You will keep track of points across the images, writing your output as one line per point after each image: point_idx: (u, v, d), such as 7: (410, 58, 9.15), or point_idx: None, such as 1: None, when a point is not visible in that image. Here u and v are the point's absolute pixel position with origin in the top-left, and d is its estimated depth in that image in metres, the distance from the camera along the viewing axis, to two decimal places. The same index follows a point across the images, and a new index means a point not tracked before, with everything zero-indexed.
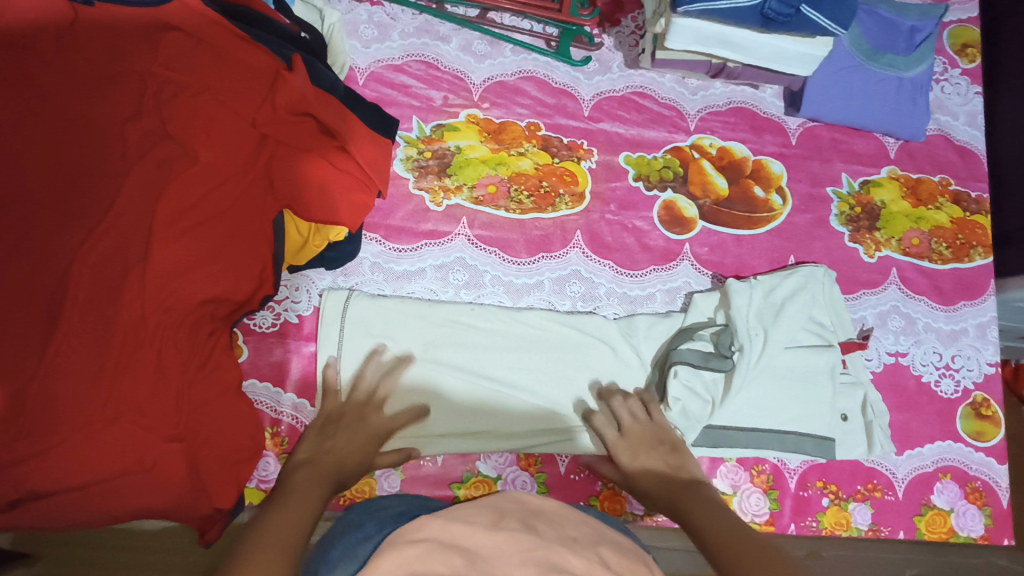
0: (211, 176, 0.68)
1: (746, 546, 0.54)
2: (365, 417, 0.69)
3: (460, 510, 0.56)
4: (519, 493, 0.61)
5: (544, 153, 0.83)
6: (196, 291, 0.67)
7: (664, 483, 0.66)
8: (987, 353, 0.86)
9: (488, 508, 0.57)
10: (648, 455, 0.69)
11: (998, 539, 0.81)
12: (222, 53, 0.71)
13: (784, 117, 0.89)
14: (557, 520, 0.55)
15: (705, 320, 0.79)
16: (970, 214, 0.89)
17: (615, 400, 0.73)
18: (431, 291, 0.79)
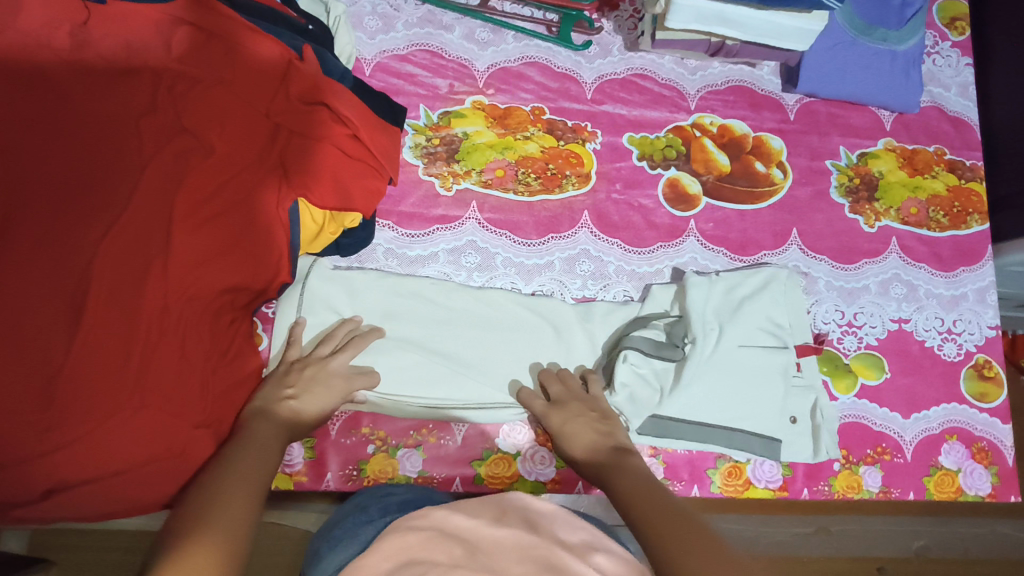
0: (227, 167, 0.69)
1: (668, 517, 0.54)
2: (314, 378, 0.69)
3: (464, 504, 0.62)
4: (522, 494, 0.64)
5: (549, 136, 0.85)
6: (218, 280, 0.68)
7: (593, 453, 0.66)
8: (988, 317, 0.88)
9: (489, 501, 0.63)
10: (577, 426, 0.69)
11: (1006, 496, 0.83)
12: (231, 46, 0.72)
13: (782, 94, 0.91)
14: (553, 514, 0.60)
15: (662, 312, 0.81)
16: (966, 182, 0.91)
17: (547, 378, 0.74)
18: (444, 275, 0.80)
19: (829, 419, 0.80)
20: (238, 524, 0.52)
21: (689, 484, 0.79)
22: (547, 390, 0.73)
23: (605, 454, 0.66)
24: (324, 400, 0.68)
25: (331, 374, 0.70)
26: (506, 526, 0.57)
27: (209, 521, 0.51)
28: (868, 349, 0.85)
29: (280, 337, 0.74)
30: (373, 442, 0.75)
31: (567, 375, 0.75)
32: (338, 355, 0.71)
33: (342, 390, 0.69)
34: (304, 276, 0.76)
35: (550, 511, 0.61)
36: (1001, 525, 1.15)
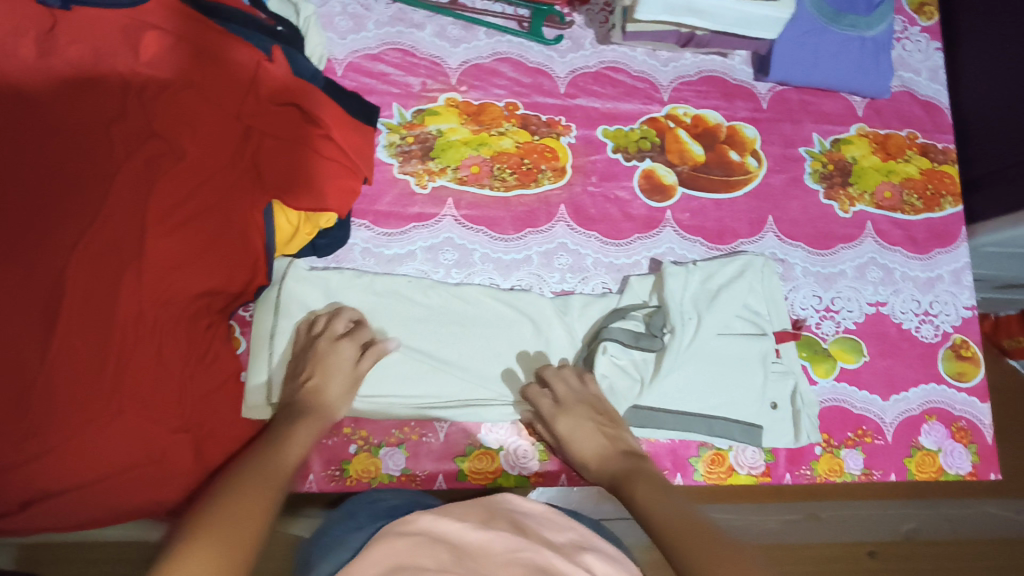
0: (197, 171, 0.69)
1: (689, 526, 0.55)
2: (326, 371, 0.69)
3: (452, 509, 0.61)
4: (509, 496, 0.64)
5: (523, 131, 0.85)
6: (193, 285, 0.67)
7: (606, 461, 0.67)
8: (964, 298, 0.89)
9: (479, 507, 0.62)
10: (588, 432, 0.70)
11: (986, 474, 0.84)
12: (198, 47, 0.72)
13: (754, 83, 0.92)
14: (542, 520, 0.60)
15: (640, 302, 0.81)
16: (938, 165, 0.92)
17: (547, 374, 0.74)
18: (422, 273, 0.80)
19: (806, 403, 0.81)
20: (253, 523, 0.50)
21: (673, 472, 0.80)
22: (556, 391, 0.73)
23: (619, 460, 0.67)
24: (335, 391, 0.69)
25: (340, 361, 0.70)
26: (497, 530, 0.56)
27: (216, 519, 0.49)
28: (846, 333, 0.86)
29: (263, 343, 0.74)
30: (356, 442, 0.75)
31: (564, 371, 0.74)
32: (342, 340, 0.71)
33: (357, 372, 0.71)
34: (281, 277, 0.76)
35: (542, 517, 0.61)
36: (986, 505, 1.21)
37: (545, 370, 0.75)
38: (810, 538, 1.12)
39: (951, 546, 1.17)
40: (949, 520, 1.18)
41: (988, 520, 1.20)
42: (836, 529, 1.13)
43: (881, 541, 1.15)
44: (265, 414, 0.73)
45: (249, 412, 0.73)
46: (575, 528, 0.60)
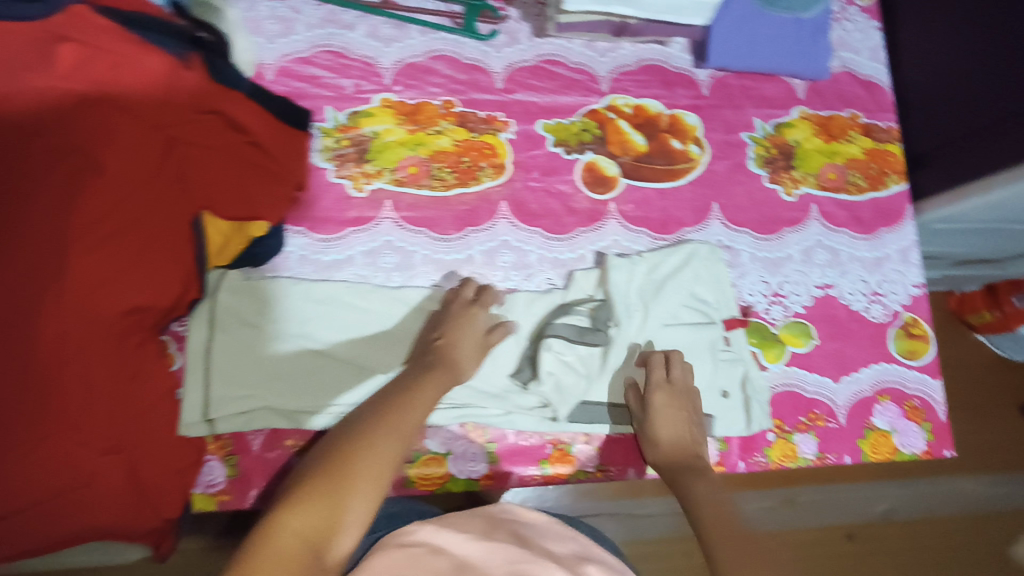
0: (119, 184, 0.65)
1: (741, 540, 0.64)
2: (463, 340, 0.73)
3: (454, 519, 0.63)
4: (515, 507, 0.68)
5: (461, 129, 0.84)
6: (120, 302, 0.64)
7: (673, 450, 0.74)
8: (912, 276, 0.89)
9: (479, 517, 0.64)
10: (674, 415, 0.75)
11: (940, 451, 0.84)
12: (105, 54, 0.68)
13: (694, 70, 0.91)
14: (540, 533, 0.62)
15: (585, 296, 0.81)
16: (881, 144, 0.92)
17: (673, 357, 0.78)
18: (362, 277, 0.79)
19: (758, 391, 0.81)
20: (380, 481, 0.56)
21: (625, 468, 0.79)
22: (670, 369, 0.77)
23: (684, 456, 0.74)
24: (472, 360, 0.73)
25: (474, 330, 0.74)
26: (496, 540, 0.58)
27: (355, 465, 0.55)
28: (795, 317, 0.86)
29: (198, 361, 0.74)
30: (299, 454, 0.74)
31: (677, 357, 0.78)
32: (479, 310, 0.75)
33: (487, 341, 0.74)
34: (215, 288, 0.75)
35: (542, 529, 0.64)
36: (962, 481, 1.24)
37: (672, 353, 0.79)
38: (787, 523, 1.16)
39: (928, 523, 1.20)
40: (924, 496, 1.21)
41: (961, 495, 1.23)
42: (813, 513, 1.17)
43: (858, 522, 1.18)
44: (204, 430, 0.73)
45: (187, 429, 0.72)
46: (574, 541, 0.63)
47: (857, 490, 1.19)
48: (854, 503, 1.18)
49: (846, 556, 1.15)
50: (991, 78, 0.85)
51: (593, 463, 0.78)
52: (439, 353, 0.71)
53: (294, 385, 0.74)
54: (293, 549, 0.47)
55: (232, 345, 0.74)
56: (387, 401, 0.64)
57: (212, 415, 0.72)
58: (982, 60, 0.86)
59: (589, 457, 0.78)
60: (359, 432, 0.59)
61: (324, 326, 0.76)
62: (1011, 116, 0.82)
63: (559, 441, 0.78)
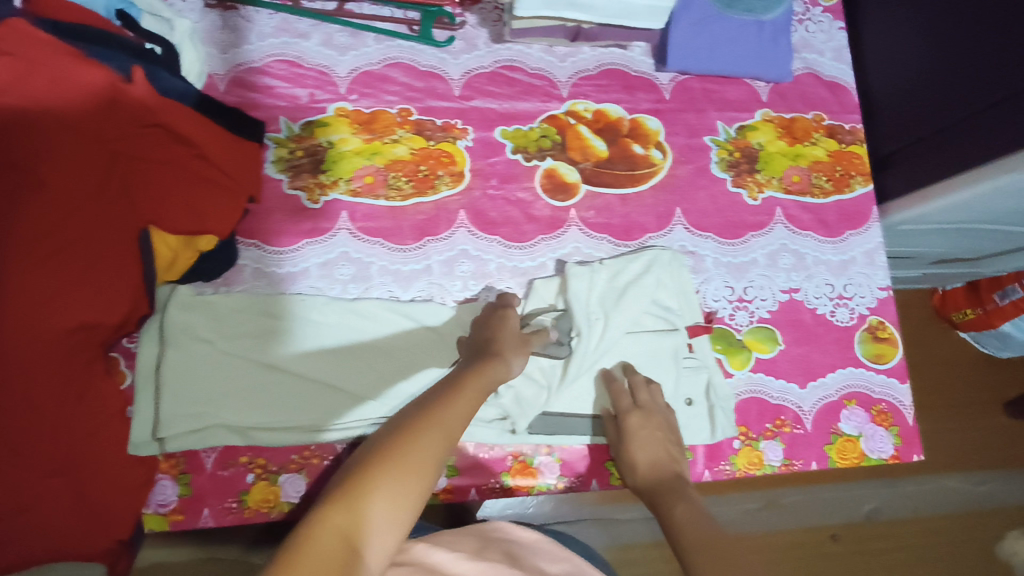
0: (60, 198, 0.62)
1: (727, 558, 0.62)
2: (508, 340, 0.70)
3: (445, 539, 0.62)
4: (501, 524, 0.67)
5: (418, 137, 0.82)
6: (64, 321, 0.62)
7: (654, 472, 0.72)
8: (879, 278, 0.88)
9: (470, 536, 0.64)
10: (647, 437, 0.74)
11: (909, 456, 0.83)
12: (37, 63, 0.63)
13: (656, 74, 0.90)
14: (532, 551, 0.62)
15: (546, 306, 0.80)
16: (846, 145, 0.91)
17: (634, 377, 0.77)
18: (318, 290, 0.78)
19: (723, 399, 0.79)
20: (421, 477, 0.54)
21: (588, 478, 0.78)
22: (635, 392, 0.76)
23: (664, 477, 0.72)
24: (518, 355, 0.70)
25: (514, 330, 0.72)
26: (489, 561, 0.57)
27: (400, 460, 0.53)
28: (761, 322, 0.85)
29: (149, 379, 0.72)
30: (253, 470, 0.73)
31: (637, 377, 0.77)
32: (513, 311, 0.74)
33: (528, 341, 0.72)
34: (163, 303, 0.74)
35: (533, 547, 0.63)
36: (946, 479, 1.24)
37: (630, 372, 0.77)
38: (772, 525, 1.15)
39: (914, 523, 1.19)
40: (909, 496, 1.21)
41: (946, 494, 1.22)
42: (797, 514, 1.16)
43: (843, 523, 1.17)
44: (154, 449, 0.71)
45: (137, 449, 0.70)
46: (566, 558, 0.62)
47: (843, 491, 1.18)
48: (839, 504, 1.17)
49: (834, 557, 1.14)
50: (951, 80, 0.84)
51: (556, 475, 0.77)
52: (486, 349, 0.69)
53: (248, 401, 0.72)
54: (331, 552, 0.46)
55: (183, 362, 0.72)
56: (438, 393, 0.62)
57: (161, 434, 0.69)
58: (943, 61, 0.85)
59: (552, 469, 0.77)
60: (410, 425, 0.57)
61: (276, 341, 0.74)
62: (972, 118, 0.81)
63: (520, 453, 0.77)
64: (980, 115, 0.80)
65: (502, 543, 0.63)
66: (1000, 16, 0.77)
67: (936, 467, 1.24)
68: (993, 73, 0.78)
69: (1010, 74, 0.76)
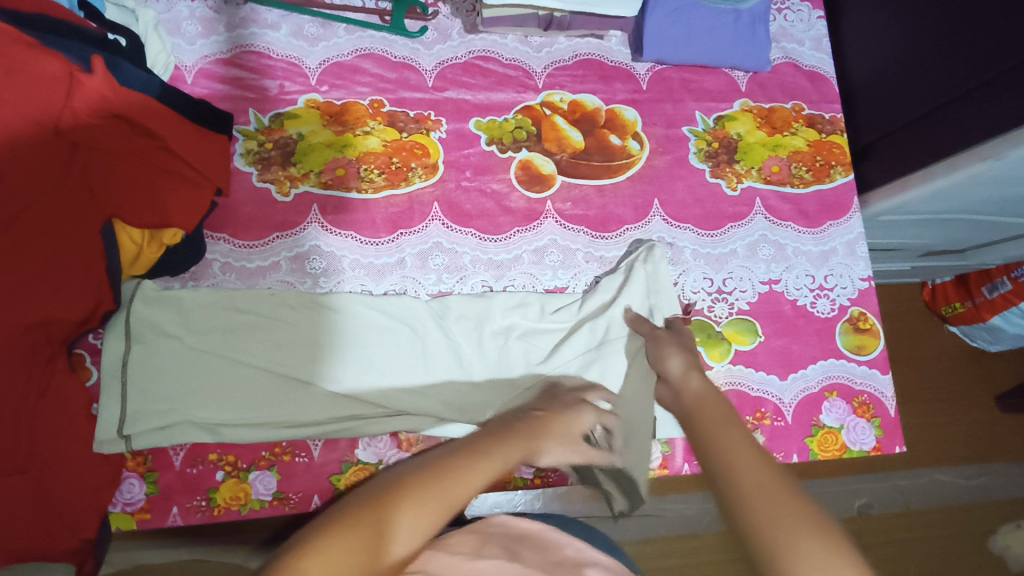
0: (19, 197, 0.62)
1: (772, 483, 0.51)
2: (559, 430, 0.65)
3: (447, 540, 0.58)
4: (503, 518, 0.64)
5: (390, 129, 0.81)
6: (21, 316, 0.61)
7: (687, 379, 0.67)
8: (859, 269, 0.87)
9: (472, 534, 0.60)
10: (677, 355, 0.71)
11: (890, 448, 0.82)
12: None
13: (633, 64, 0.90)
14: (536, 545, 0.58)
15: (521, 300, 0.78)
16: (826, 135, 0.91)
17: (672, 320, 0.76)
18: (288, 284, 0.76)
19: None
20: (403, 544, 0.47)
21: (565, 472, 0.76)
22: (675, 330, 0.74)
23: (697, 383, 0.67)
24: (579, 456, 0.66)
25: (575, 421, 0.66)
26: (488, 558, 0.54)
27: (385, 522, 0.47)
28: (740, 314, 0.83)
29: (115, 376, 0.69)
30: (222, 468, 0.71)
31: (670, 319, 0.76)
32: (587, 411, 0.68)
33: (590, 451, 0.67)
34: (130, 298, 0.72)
35: (536, 541, 0.60)
36: (938, 473, 1.23)
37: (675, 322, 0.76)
38: None
39: (906, 517, 1.18)
40: (901, 490, 1.20)
41: (938, 487, 1.22)
42: None
43: (835, 517, 1.15)
44: (120, 447, 0.68)
45: (102, 446, 0.67)
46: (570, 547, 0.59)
47: (836, 484, 1.17)
48: (833, 498, 1.16)
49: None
50: (925, 68, 0.83)
51: (531, 470, 0.75)
52: (538, 432, 0.63)
53: (218, 397, 0.70)
54: None
55: (151, 359, 0.70)
56: (456, 450, 0.55)
57: (126, 430, 0.67)
58: (917, 50, 0.84)
59: (527, 464, 0.75)
60: (417, 477, 0.52)
61: (242, 337, 0.72)
62: (946, 106, 0.81)
63: None
64: (954, 102, 0.80)
65: (506, 539, 0.60)
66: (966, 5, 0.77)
67: (927, 459, 1.24)
68: (966, 60, 0.77)
69: (982, 61, 0.75)
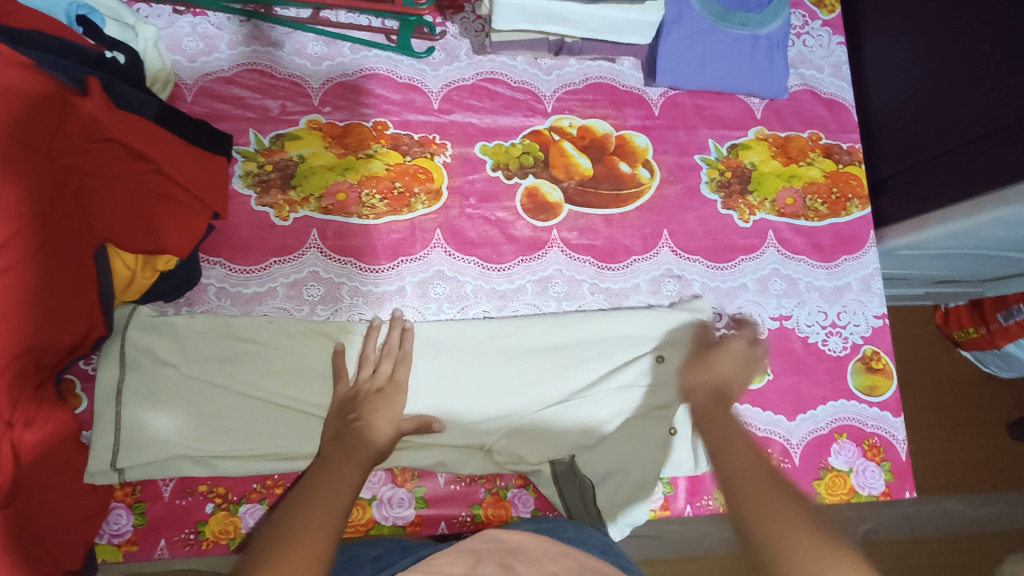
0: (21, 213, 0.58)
1: (758, 472, 0.55)
2: (381, 417, 0.66)
3: (435, 562, 0.53)
4: (494, 531, 0.59)
5: (394, 152, 0.79)
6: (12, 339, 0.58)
7: (703, 381, 0.69)
8: (874, 306, 0.84)
9: (463, 554, 0.54)
10: (698, 367, 0.71)
11: (900, 493, 0.79)
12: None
13: (645, 89, 0.87)
14: (534, 560, 0.53)
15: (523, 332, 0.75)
16: (843, 166, 0.88)
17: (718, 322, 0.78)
18: (284, 310, 0.74)
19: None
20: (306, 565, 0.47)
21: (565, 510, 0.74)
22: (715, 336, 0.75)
23: (714, 390, 0.68)
24: (395, 408, 0.67)
25: (369, 401, 0.67)
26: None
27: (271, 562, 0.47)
28: None
29: (108, 405, 0.68)
30: (212, 500, 0.69)
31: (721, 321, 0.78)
32: (399, 396, 0.68)
33: (399, 396, 0.68)
34: (124, 326, 0.70)
35: (530, 553, 0.55)
36: (947, 501, 1.20)
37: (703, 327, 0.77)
38: None
39: (912, 546, 1.15)
40: (907, 519, 1.17)
41: (946, 516, 1.19)
42: None
43: None
44: (112, 478, 0.67)
45: (93, 477, 0.66)
46: (569, 560, 0.54)
47: (842, 511, 1.14)
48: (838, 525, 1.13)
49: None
50: (951, 101, 0.80)
51: (530, 508, 0.73)
52: (351, 431, 0.64)
53: (210, 426, 0.69)
54: None
55: (147, 388, 0.69)
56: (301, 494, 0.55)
57: (120, 463, 0.66)
58: (943, 82, 0.81)
59: (524, 502, 0.73)
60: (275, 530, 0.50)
61: (237, 368, 0.70)
62: (971, 143, 0.78)
63: (493, 485, 0.73)
64: (979, 140, 0.76)
65: (499, 555, 0.54)
66: (988, 45, 0.75)
67: (937, 488, 1.21)
68: (996, 97, 0.74)
69: (1013, 100, 0.72)
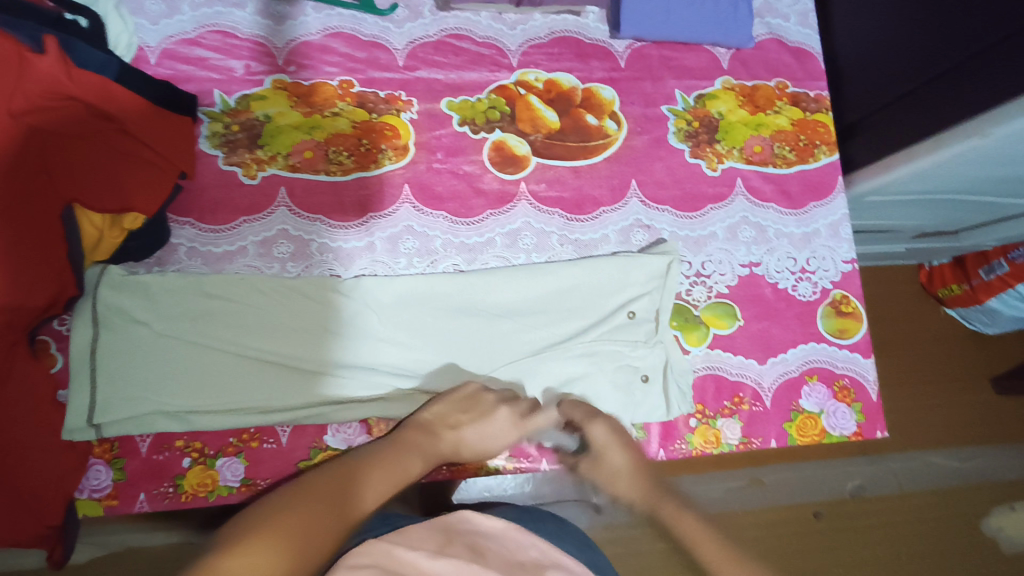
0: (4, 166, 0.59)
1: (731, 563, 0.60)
2: (498, 426, 0.69)
3: (406, 535, 0.54)
4: (466, 513, 0.59)
5: (360, 110, 0.80)
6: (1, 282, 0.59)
7: (613, 453, 0.71)
8: (843, 251, 0.85)
9: (436, 531, 0.56)
10: (620, 438, 0.72)
11: (872, 432, 0.80)
12: None
13: (611, 41, 0.88)
14: (506, 547, 0.54)
15: (496, 286, 0.76)
16: (811, 114, 0.88)
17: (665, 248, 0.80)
18: (255, 268, 0.75)
19: (682, 378, 0.77)
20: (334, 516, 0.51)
21: (538, 457, 0.75)
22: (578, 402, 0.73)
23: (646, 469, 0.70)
24: (508, 445, 0.70)
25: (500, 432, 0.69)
26: (451, 556, 0.50)
27: (300, 503, 0.50)
28: (719, 298, 0.81)
29: (83, 365, 0.68)
30: (189, 455, 0.70)
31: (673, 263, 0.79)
32: (513, 406, 0.70)
33: (515, 416, 0.70)
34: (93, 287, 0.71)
35: (498, 537, 0.56)
36: (933, 456, 1.21)
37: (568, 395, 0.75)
38: (756, 502, 1.11)
39: (901, 500, 1.16)
40: (895, 474, 1.18)
41: (931, 470, 1.20)
42: (781, 492, 1.13)
43: (827, 500, 1.13)
44: (90, 435, 0.68)
45: (71, 434, 0.67)
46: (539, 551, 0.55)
47: (826, 468, 1.16)
48: (824, 480, 1.15)
49: (816, 534, 1.10)
50: (925, 33, 0.79)
51: (504, 455, 0.74)
52: (458, 432, 0.67)
53: (188, 384, 0.69)
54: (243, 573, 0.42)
55: (119, 345, 0.69)
56: (366, 459, 0.59)
57: (96, 420, 0.67)
58: (919, 14, 0.80)
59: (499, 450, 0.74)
60: (328, 479, 0.54)
61: (208, 328, 0.71)
62: (946, 74, 0.77)
63: None
64: (954, 70, 0.75)
65: (470, 536, 0.55)
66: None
67: (922, 444, 1.21)
68: (971, 24, 0.73)
69: (988, 24, 0.71)
